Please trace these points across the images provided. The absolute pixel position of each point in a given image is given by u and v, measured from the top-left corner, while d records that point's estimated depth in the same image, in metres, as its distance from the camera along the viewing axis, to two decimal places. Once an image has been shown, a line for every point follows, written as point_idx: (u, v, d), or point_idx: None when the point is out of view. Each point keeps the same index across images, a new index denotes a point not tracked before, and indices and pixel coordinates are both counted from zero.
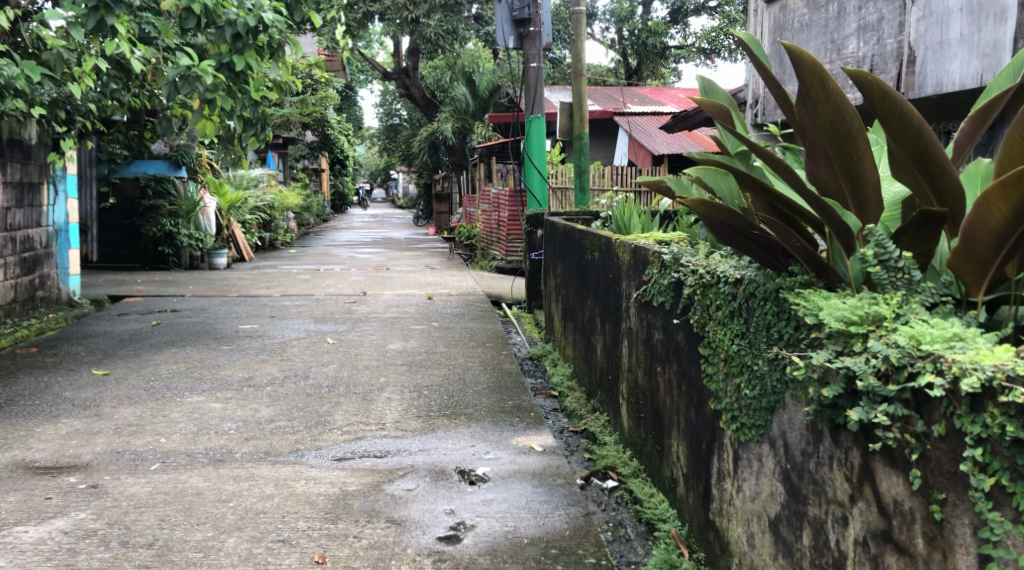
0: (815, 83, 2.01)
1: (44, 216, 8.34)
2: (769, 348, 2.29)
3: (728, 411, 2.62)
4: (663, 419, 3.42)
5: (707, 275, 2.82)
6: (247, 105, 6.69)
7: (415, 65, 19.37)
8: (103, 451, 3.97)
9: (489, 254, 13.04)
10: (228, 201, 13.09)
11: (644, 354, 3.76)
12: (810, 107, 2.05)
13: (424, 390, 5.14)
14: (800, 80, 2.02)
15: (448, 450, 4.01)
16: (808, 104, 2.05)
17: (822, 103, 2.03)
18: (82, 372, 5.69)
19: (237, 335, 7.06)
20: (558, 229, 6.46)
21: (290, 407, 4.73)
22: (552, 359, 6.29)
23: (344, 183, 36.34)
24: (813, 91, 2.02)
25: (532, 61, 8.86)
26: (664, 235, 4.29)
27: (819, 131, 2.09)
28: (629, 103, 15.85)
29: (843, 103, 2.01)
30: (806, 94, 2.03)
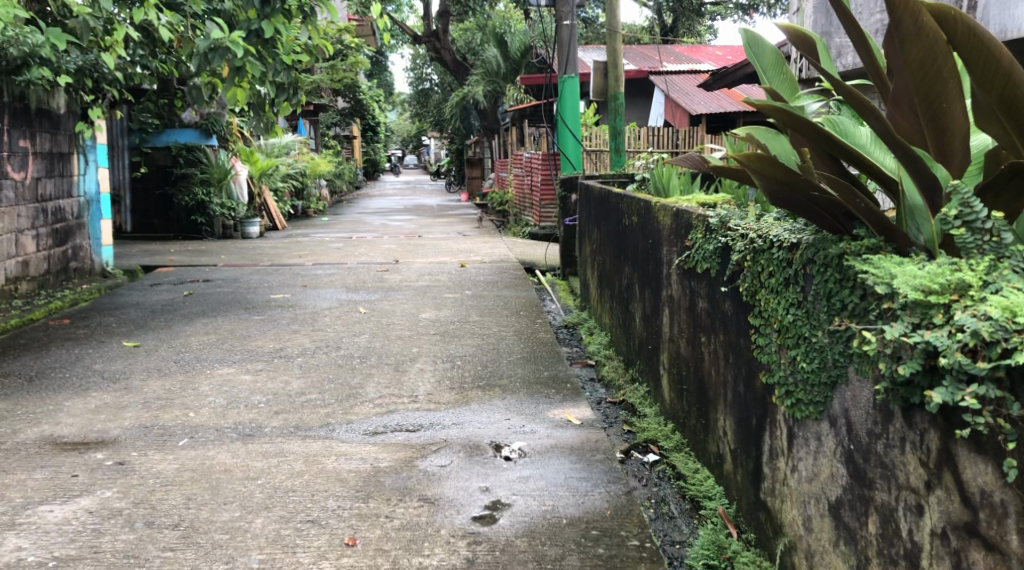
0: (907, 18, 1.80)
1: (76, 187, 8.29)
2: (831, 320, 2.12)
3: (782, 385, 2.46)
4: (709, 393, 3.25)
5: (759, 239, 2.63)
6: (280, 71, 6.53)
7: (445, 29, 19.05)
8: (131, 426, 3.89)
9: (521, 219, 12.86)
10: (259, 168, 12.94)
11: (687, 322, 3.59)
12: (899, 43, 1.85)
13: (457, 360, 5.01)
14: (889, 14, 1.82)
15: (483, 423, 3.87)
16: (895, 42, 1.85)
17: (910, 42, 1.83)
18: (113, 344, 5.63)
19: (268, 305, 6.97)
20: (594, 194, 6.28)
21: (321, 379, 4.62)
22: (589, 327, 6.14)
23: (375, 150, 36.17)
24: (905, 27, 1.82)
25: (565, 19, 8.60)
26: (707, 197, 4.07)
27: (906, 74, 1.90)
28: (664, 63, 15.48)
29: (936, 43, 1.81)
30: (896, 30, 1.83)
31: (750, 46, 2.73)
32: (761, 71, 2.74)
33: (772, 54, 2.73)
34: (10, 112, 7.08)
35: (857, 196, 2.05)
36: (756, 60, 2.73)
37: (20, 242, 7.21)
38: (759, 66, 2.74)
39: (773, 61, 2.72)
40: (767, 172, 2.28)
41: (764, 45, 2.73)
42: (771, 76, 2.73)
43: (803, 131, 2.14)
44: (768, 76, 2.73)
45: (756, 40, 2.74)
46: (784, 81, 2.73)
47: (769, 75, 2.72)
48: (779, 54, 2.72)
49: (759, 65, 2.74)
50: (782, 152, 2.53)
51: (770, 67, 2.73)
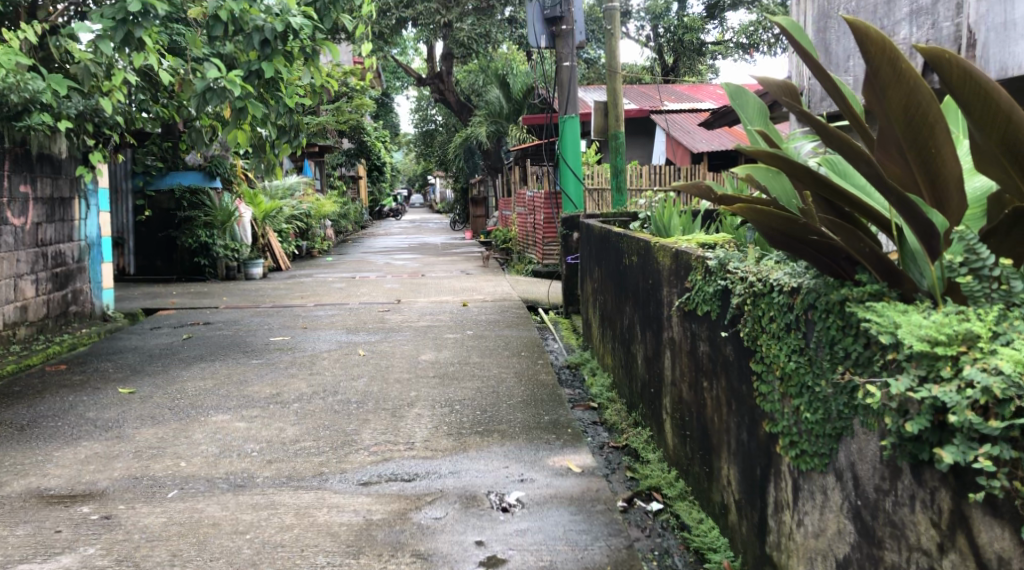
0: (885, 64, 1.80)
1: (76, 230, 8.26)
2: (834, 370, 2.04)
3: (786, 435, 2.37)
4: (711, 441, 3.16)
5: (758, 283, 2.55)
6: (282, 113, 6.52)
7: (449, 70, 19.19)
8: (120, 478, 3.79)
9: (525, 257, 12.81)
10: (262, 210, 12.94)
11: (688, 366, 3.50)
12: (880, 89, 1.85)
13: (456, 404, 4.90)
14: (866, 62, 1.83)
15: (481, 472, 3.77)
16: (877, 87, 1.84)
17: (889, 87, 1.83)
18: (108, 391, 5.54)
19: (267, 348, 6.88)
20: (595, 233, 6.21)
21: (317, 426, 4.52)
22: (591, 368, 6.04)
23: (380, 190, 36.27)
24: (884, 74, 1.82)
25: (565, 60, 8.63)
26: (706, 237, 4.00)
27: (889, 120, 1.89)
28: (666, 101, 15.53)
29: (917, 87, 1.80)
30: (875, 76, 1.83)
31: (734, 97, 2.78)
32: (745, 121, 2.79)
33: (755, 105, 2.79)
34: (11, 158, 7.07)
35: (857, 238, 2.00)
36: (741, 110, 2.79)
37: (19, 287, 7.15)
38: (744, 116, 2.79)
39: (757, 112, 2.78)
40: (764, 219, 2.22)
41: (748, 97, 2.79)
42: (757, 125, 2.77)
43: (796, 174, 2.12)
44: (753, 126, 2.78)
45: (737, 91, 2.80)
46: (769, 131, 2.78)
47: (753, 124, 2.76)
48: (762, 106, 2.78)
49: (743, 114, 2.79)
50: (782, 193, 2.45)
51: (754, 118, 2.78)
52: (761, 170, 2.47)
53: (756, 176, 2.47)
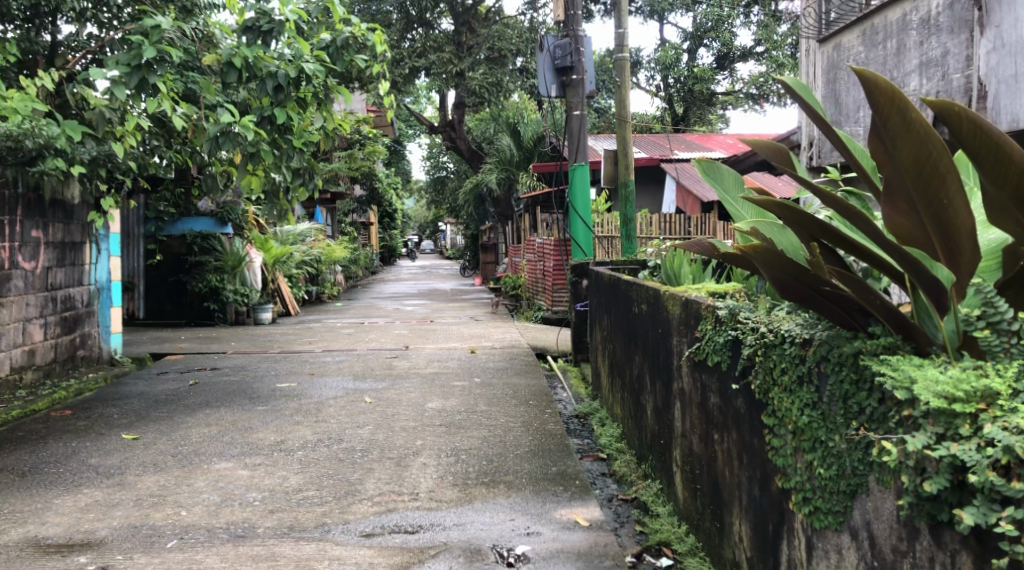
0: (895, 114, 1.81)
1: (87, 275, 8.28)
2: (848, 424, 2.00)
3: (799, 491, 2.31)
4: (722, 495, 3.09)
5: (770, 333, 2.50)
6: (294, 156, 6.48)
7: (460, 118, 19.37)
8: (119, 527, 3.73)
9: (534, 304, 12.76)
10: (273, 255, 12.97)
11: (699, 418, 3.44)
12: (890, 141, 1.84)
13: (462, 454, 4.83)
14: (875, 113, 1.83)
15: (486, 524, 3.71)
16: (885, 138, 1.85)
17: (896, 137, 1.83)
18: (111, 437, 5.49)
19: (273, 395, 6.83)
20: (603, 280, 6.18)
21: (319, 475, 4.45)
22: (600, 418, 5.96)
23: (391, 236, 36.37)
24: (894, 124, 1.82)
25: (575, 109, 8.69)
26: (717, 285, 3.97)
27: (898, 172, 1.88)
28: (676, 150, 15.60)
29: (927, 137, 1.80)
30: (885, 127, 1.83)
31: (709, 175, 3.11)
32: (725, 193, 3.10)
33: (730, 178, 3.11)
34: (23, 203, 7.12)
35: (868, 288, 1.98)
36: (718, 185, 3.10)
37: (27, 331, 7.15)
38: (721, 190, 3.11)
39: (733, 184, 3.10)
40: (773, 269, 2.21)
41: (721, 172, 3.11)
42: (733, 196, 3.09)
43: (803, 224, 2.14)
44: (731, 195, 3.09)
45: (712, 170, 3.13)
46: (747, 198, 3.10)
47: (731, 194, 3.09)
48: (736, 176, 3.09)
49: (720, 189, 3.10)
50: (790, 245, 2.44)
51: (731, 190, 3.09)
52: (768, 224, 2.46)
53: (763, 228, 2.45)
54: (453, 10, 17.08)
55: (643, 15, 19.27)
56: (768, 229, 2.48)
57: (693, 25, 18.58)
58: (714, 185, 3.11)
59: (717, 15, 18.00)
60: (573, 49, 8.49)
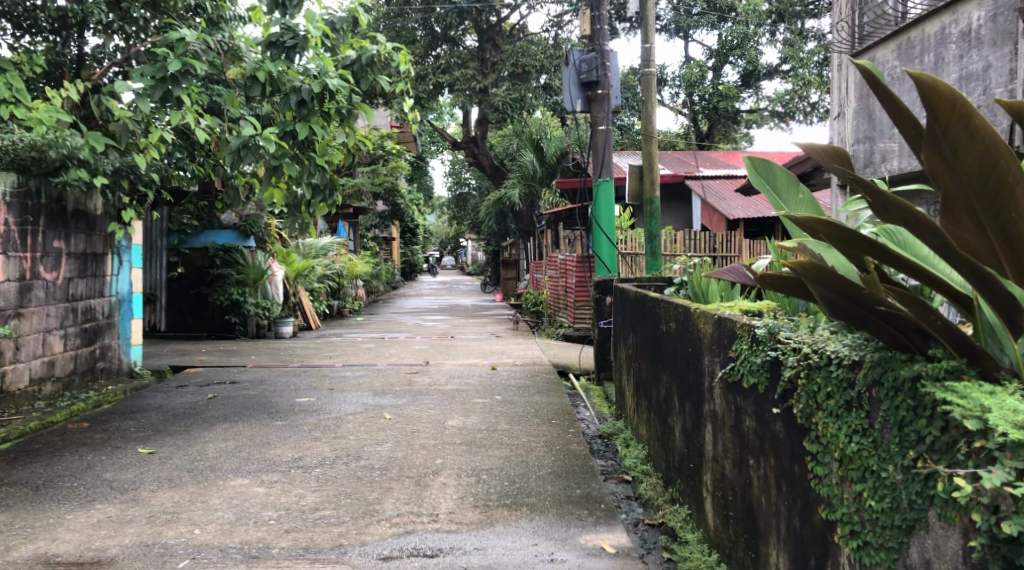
0: (956, 123, 1.83)
1: (108, 286, 8.23)
2: (905, 455, 1.88)
3: (846, 523, 2.17)
4: (758, 524, 2.95)
5: (815, 354, 2.35)
6: (315, 172, 6.38)
7: (483, 134, 19.31)
8: (131, 545, 3.63)
9: (556, 320, 12.63)
10: (295, 269, 12.93)
11: (732, 442, 3.30)
12: (951, 152, 1.86)
13: (483, 474, 4.70)
14: (935, 123, 1.85)
15: (508, 550, 3.58)
16: (945, 149, 1.86)
17: (957, 146, 1.85)
18: (127, 451, 5.39)
19: (293, 410, 6.73)
20: (629, 297, 6.05)
21: (337, 494, 4.33)
22: (624, 439, 5.82)
23: (412, 252, 36.33)
24: (955, 133, 1.84)
25: (600, 124, 8.57)
26: (750, 304, 3.82)
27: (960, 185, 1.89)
28: (702, 167, 15.45)
29: (992, 144, 1.82)
30: (946, 136, 1.85)
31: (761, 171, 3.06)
32: (777, 193, 3.05)
33: (783, 177, 3.07)
34: (47, 213, 7.07)
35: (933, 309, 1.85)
36: (770, 184, 3.06)
37: (48, 342, 7.10)
38: (773, 188, 3.06)
39: (786, 183, 3.05)
40: (823, 285, 2.07)
41: (773, 169, 3.07)
42: (786, 196, 3.03)
43: (852, 240, 2.04)
44: (784, 196, 3.04)
45: (763, 166, 3.09)
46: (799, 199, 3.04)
47: (783, 194, 3.03)
48: (789, 175, 3.05)
49: (772, 187, 3.06)
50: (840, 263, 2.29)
51: (783, 191, 3.05)
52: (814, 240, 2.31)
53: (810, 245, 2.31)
54: (478, 27, 17.22)
55: (669, 31, 19.15)
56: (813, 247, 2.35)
57: (718, 42, 18.44)
58: (765, 182, 3.06)
59: (743, 33, 17.84)
60: (600, 64, 8.39)
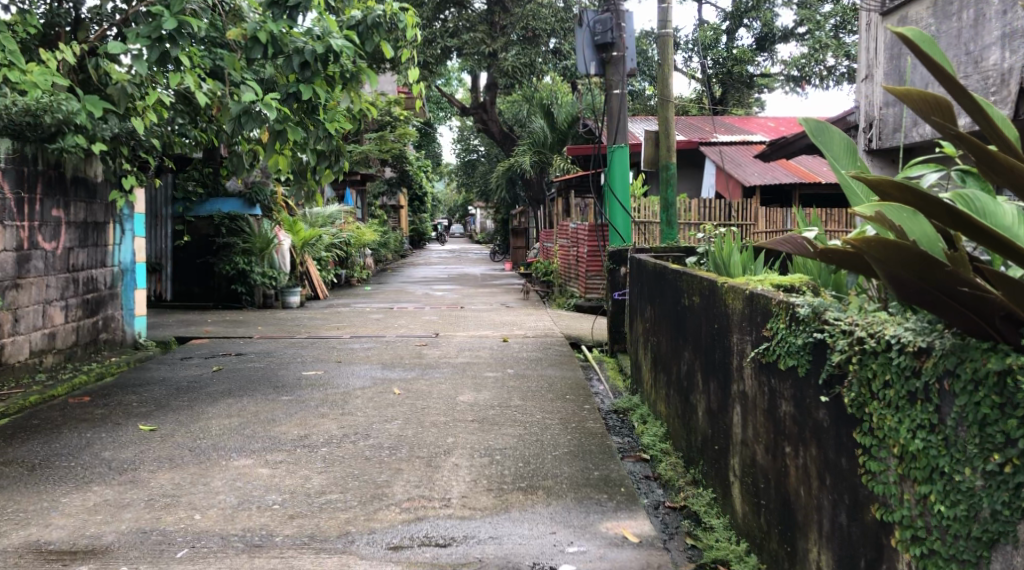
0: None
1: (110, 256, 8.02)
2: (989, 458, 1.77)
3: (908, 528, 2.00)
4: (796, 517, 2.73)
5: (869, 338, 2.13)
6: (321, 138, 6.13)
7: (492, 99, 18.91)
8: (127, 532, 3.44)
9: (567, 290, 12.39)
10: (301, 238, 12.67)
11: (764, 425, 3.08)
12: None
13: (497, 454, 4.50)
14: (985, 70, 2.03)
15: (524, 538, 3.39)
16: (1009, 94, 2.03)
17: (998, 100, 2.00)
18: (128, 428, 5.21)
19: (299, 383, 6.55)
20: (646, 268, 5.82)
21: (345, 476, 4.14)
22: (640, 414, 5.62)
23: (421, 220, 36.01)
24: None
25: (615, 88, 8.26)
26: (781, 277, 3.57)
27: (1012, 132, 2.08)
28: (716, 133, 15.11)
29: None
30: None
31: (817, 136, 2.70)
32: (833, 161, 2.72)
33: (840, 144, 2.72)
34: (45, 180, 6.86)
35: None
36: (827, 150, 2.71)
37: (48, 313, 6.90)
38: (830, 155, 2.71)
39: (843, 149, 2.71)
40: (900, 260, 1.95)
41: (830, 133, 2.70)
42: (844, 164, 2.70)
43: (928, 207, 1.93)
44: (840, 164, 2.69)
45: (819, 129, 2.71)
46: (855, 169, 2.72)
47: (841, 162, 2.69)
48: (848, 143, 2.70)
49: (830, 153, 2.71)
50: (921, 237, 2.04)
51: (840, 158, 2.71)
52: (894, 209, 2.05)
53: (889, 214, 2.05)
54: None
55: None
56: (894, 217, 2.05)
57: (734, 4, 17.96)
58: (823, 147, 2.71)
59: None
60: (615, 24, 8.05)
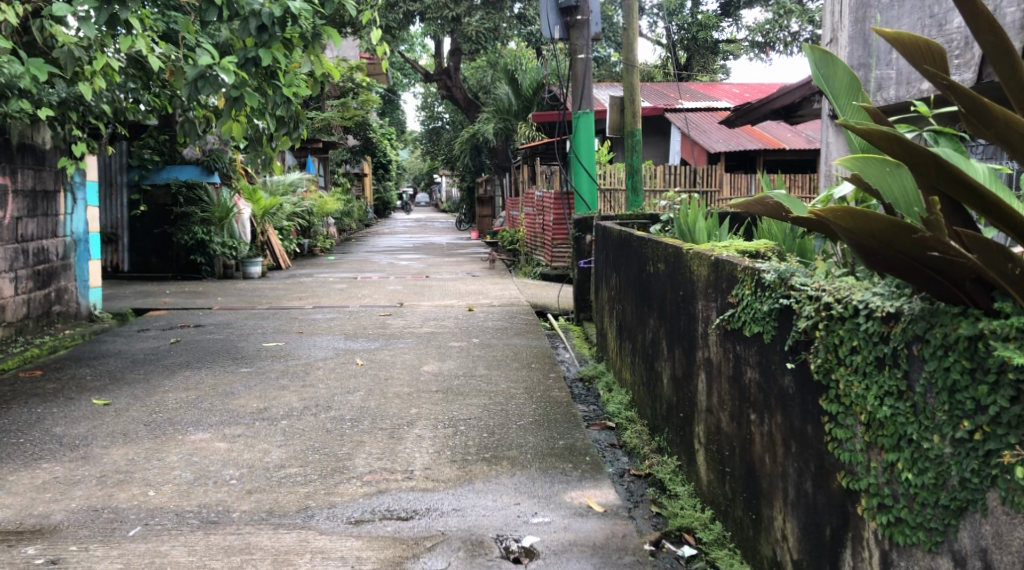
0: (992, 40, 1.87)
1: (62, 226, 7.79)
2: (958, 427, 1.72)
3: (874, 497, 1.98)
4: (761, 485, 2.70)
5: (836, 304, 2.08)
6: (280, 104, 5.93)
7: (456, 66, 18.64)
8: (77, 510, 3.33)
9: (533, 258, 12.32)
10: (262, 207, 12.44)
11: (729, 392, 3.04)
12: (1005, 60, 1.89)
13: (460, 424, 4.44)
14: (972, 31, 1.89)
15: (488, 510, 3.33)
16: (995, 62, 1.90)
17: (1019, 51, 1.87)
18: (81, 403, 5.06)
19: (259, 355, 6.42)
20: (611, 236, 5.75)
21: (305, 449, 4.05)
22: (605, 382, 5.59)
23: (383, 189, 35.69)
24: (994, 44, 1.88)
25: (580, 53, 8.13)
26: (746, 242, 3.52)
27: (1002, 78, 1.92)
28: (681, 99, 15.07)
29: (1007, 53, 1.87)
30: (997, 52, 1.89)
31: (819, 69, 2.42)
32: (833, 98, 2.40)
33: (844, 78, 2.40)
34: None
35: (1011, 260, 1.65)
36: (827, 84, 2.41)
37: None
38: (832, 92, 2.42)
39: (847, 83, 2.40)
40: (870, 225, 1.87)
41: (834, 65, 2.40)
42: (845, 103, 2.39)
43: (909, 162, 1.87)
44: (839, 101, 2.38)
45: (824, 61, 2.42)
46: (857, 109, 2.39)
47: (841, 101, 2.38)
48: (852, 76, 2.39)
49: (830, 90, 2.42)
50: (900, 195, 2.02)
51: (842, 94, 2.40)
52: (875, 165, 1.98)
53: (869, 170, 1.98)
54: None
55: None
56: (874, 171, 1.99)
57: None
58: (823, 82, 2.43)
59: None
60: None
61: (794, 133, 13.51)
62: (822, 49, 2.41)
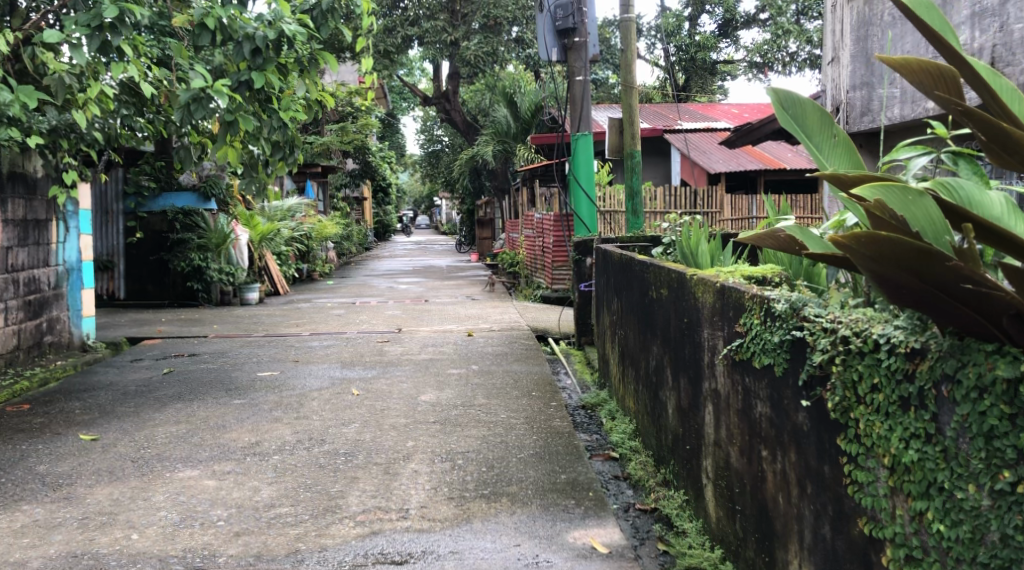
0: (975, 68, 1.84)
1: (54, 255, 7.67)
2: (999, 477, 1.61)
3: (903, 548, 1.84)
4: (774, 526, 2.55)
5: (856, 338, 1.95)
6: (276, 128, 5.83)
7: (454, 89, 18.60)
8: (56, 556, 3.18)
9: (533, 281, 12.19)
10: (259, 232, 12.32)
11: (738, 425, 2.89)
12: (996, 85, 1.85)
13: (459, 458, 4.28)
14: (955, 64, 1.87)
15: (487, 553, 3.17)
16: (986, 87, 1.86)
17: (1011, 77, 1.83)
18: (67, 438, 4.89)
19: (252, 386, 6.27)
20: (612, 260, 5.62)
21: (296, 487, 3.89)
22: (608, 410, 5.43)
23: (383, 212, 35.60)
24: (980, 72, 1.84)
25: (578, 75, 8.03)
26: (752, 268, 3.39)
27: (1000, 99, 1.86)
28: (681, 120, 15.00)
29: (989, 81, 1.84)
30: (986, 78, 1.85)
31: (788, 109, 2.41)
32: (806, 136, 2.41)
33: (814, 115, 2.39)
34: None
35: None
36: (798, 125, 2.40)
37: None
38: (802, 132, 2.41)
39: (819, 121, 2.39)
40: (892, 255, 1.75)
41: (802, 105, 2.39)
42: (819, 139, 2.40)
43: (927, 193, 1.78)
44: (814, 140, 2.40)
45: (790, 100, 2.40)
46: (833, 144, 2.39)
47: (815, 139, 2.40)
48: (823, 113, 2.37)
49: (802, 130, 2.40)
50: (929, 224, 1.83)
51: (816, 131, 2.40)
52: (895, 193, 1.83)
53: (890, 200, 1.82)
54: None
55: None
56: (894, 200, 1.83)
57: None
58: (793, 123, 2.40)
59: None
60: (576, 9, 7.81)
61: (794, 153, 13.41)
62: (787, 90, 2.39)
